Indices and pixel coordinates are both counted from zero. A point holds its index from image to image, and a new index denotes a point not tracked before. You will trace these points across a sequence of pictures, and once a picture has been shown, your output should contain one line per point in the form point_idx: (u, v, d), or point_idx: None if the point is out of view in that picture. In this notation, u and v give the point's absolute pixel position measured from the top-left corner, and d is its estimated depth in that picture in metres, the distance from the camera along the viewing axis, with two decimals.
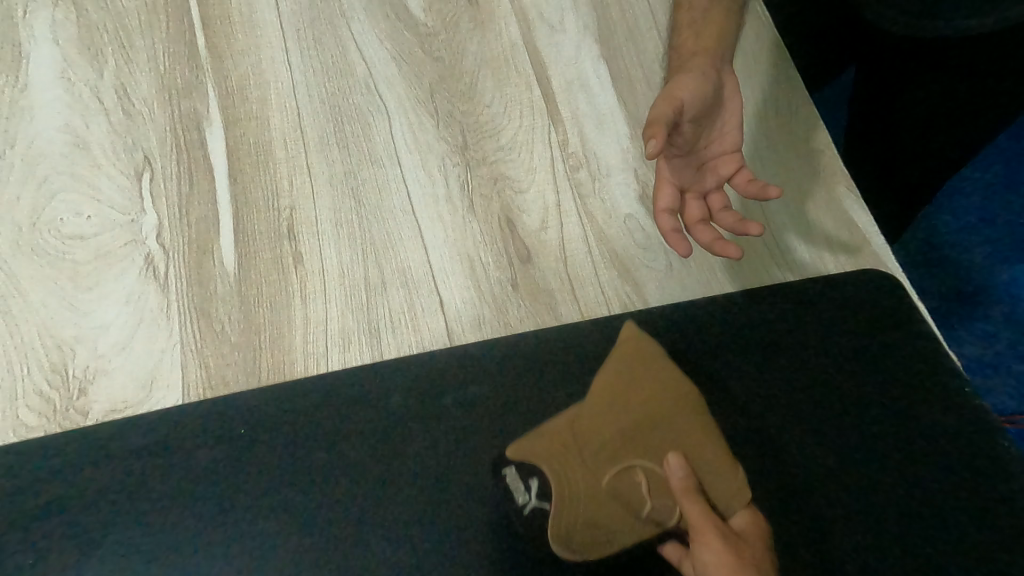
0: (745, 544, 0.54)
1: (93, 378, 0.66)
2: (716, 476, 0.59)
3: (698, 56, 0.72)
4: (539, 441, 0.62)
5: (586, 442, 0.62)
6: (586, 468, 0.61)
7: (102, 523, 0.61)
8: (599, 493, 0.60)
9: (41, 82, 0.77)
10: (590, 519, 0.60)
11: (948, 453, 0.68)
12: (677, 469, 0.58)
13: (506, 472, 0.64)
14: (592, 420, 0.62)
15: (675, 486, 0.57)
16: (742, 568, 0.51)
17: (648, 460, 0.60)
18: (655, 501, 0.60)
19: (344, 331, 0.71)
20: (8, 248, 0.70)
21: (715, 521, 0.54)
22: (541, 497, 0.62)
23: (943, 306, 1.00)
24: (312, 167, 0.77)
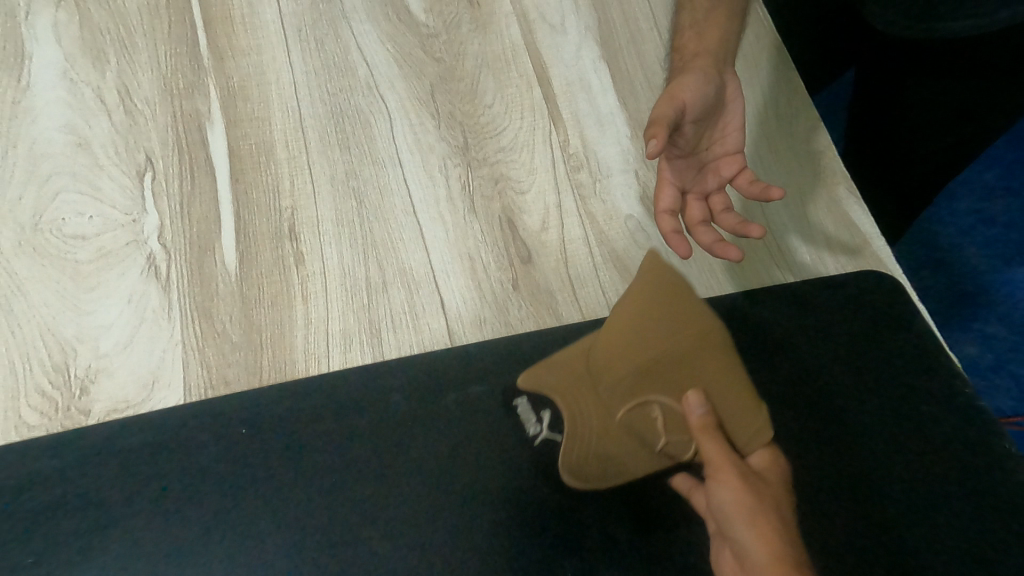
0: (764, 486, 0.54)
1: (95, 377, 0.67)
2: (737, 412, 0.56)
3: (699, 57, 0.71)
4: (556, 374, 0.64)
5: (599, 376, 0.61)
6: (599, 404, 0.61)
7: (100, 521, 0.61)
8: (613, 427, 0.61)
9: (43, 82, 0.78)
10: (602, 450, 0.61)
11: (958, 459, 0.66)
12: (695, 407, 0.54)
13: (518, 403, 0.68)
14: (606, 354, 0.60)
15: (692, 424, 0.54)
16: (757, 510, 0.52)
17: (665, 395, 0.57)
18: (670, 436, 0.58)
19: (345, 331, 0.71)
20: (11, 248, 0.71)
21: (734, 463, 0.53)
22: (552, 427, 0.67)
23: (948, 306, 0.99)
24: (313, 167, 0.77)
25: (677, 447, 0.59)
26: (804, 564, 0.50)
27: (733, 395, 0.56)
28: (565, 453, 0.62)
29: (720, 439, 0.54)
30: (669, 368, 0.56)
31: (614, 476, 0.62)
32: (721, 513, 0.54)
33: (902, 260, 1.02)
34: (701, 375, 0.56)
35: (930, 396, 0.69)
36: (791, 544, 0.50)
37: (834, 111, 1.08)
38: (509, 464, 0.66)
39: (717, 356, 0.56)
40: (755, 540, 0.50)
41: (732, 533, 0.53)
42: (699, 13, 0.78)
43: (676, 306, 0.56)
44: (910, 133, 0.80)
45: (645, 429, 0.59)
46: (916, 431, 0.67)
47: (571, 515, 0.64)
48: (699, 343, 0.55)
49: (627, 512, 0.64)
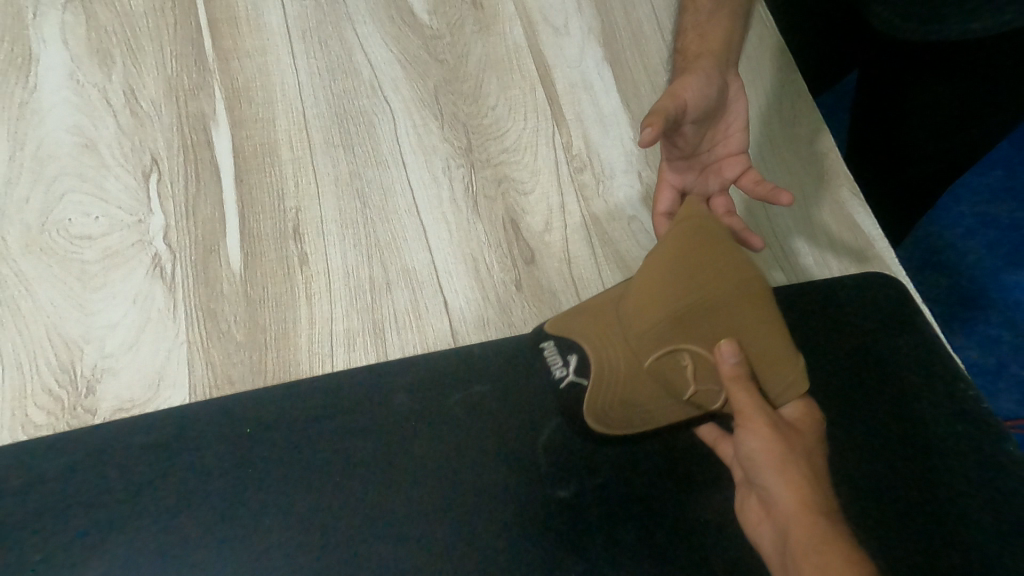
0: (796, 434, 0.52)
1: (101, 377, 0.67)
2: (773, 363, 0.53)
3: (702, 57, 0.70)
4: (579, 320, 0.61)
5: (627, 321, 0.57)
6: (624, 350, 0.57)
7: (106, 519, 0.61)
8: (637, 375, 0.57)
9: (50, 83, 0.78)
10: (625, 397, 0.58)
11: (960, 461, 0.66)
12: (729, 356, 0.51)
13: (547, 349, 0.62)
14: (635, 299, 0.56)
15: (724, 373, 0.51)
16: (785, 462, 0.50)
17: (698, 344, 0.53)
18: (698, 386, 0.55)
19: (349, 331, 0.71)
20: (18, 248, 0.71)
21: (765, 412, 0.51)
22: (580, 372, 0.59)
23: (954, 306, 0.98)
24: (318, 167, 0.78)
25: (705, 397, 0.56)
26: (832, 513, 0.49)
27: (771, 345, 0.53)
28: (587, 400, 0.58)
29: (752, 388, 0.51)
30: (706, 316, 0.52)
31: (633, 424, 0.59)
32: (748, 459, 0.53)
33: (905, 260, 1.02)
34: (740, 323, 0.52)
35: (931, 397, 0.69)
36: (821, 492, 0.50)
37: (836, 111, 1.08)
38: (511, 464, 0.66)
39: (760, 304, 0.52)
40: (783, 487, 0.50)
41: (759, 479, 0.52)
42: (703, 15, 0.76)
43: (716, 250, 0.53)
44: (913, 135, 0.80)
45: (674, 377, 0.55)
46: (917, 432, 0.67)
47: (573, 513, 0.64)
48: (741, 291, 0.51)
49: (628, 511, 0.64)
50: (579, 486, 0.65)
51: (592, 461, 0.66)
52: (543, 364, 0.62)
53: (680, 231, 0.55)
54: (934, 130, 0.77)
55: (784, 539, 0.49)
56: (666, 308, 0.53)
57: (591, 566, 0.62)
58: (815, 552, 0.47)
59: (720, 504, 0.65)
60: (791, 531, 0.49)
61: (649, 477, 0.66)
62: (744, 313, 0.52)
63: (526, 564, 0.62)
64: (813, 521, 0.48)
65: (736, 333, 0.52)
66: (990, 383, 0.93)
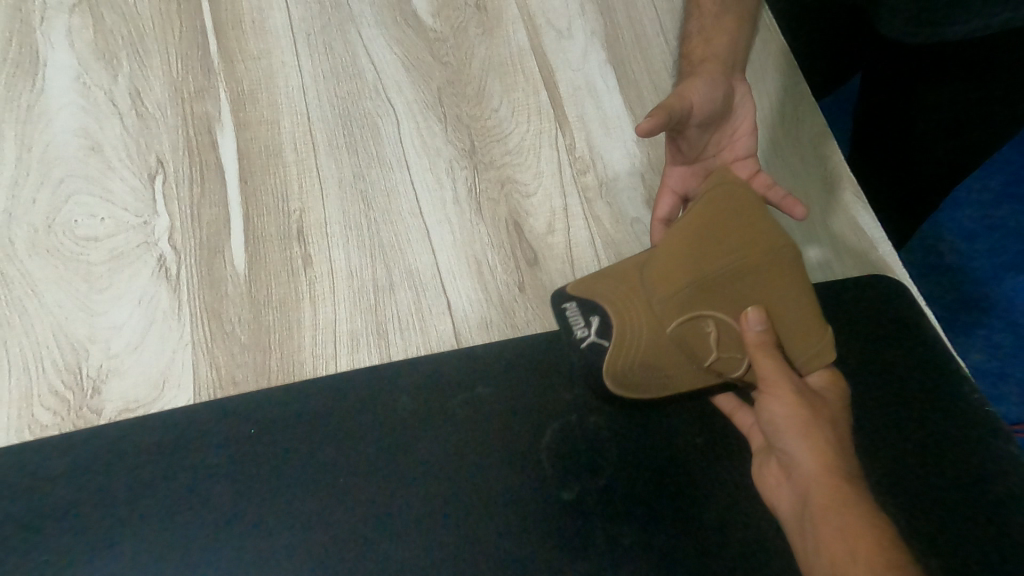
0: (822, 402, 0.54)
1: (106, 377, 0.68)
2: (797, 333, 0.57)
3: (708, 62, 0.69)
4: (606, 285, 0.66)
5: (654, 288, 0.62)
6: (651, 316, 0.62)
7: (115, 519, 0.63)
8: (664, 339, 0.61)
9: (57, 86, 0.79)
10: (649, 361, 0.63)
11: (966, 466, 0.66)
12: (755, 323, 0.54)
13: (569, 308, 0.67)
14: (665, 268, 0.61)
15: (749, 339, 0.54)
16: (812, 425, 0.51)
17: (722, 312, 0.58)
18: (722, 353, 0.59)
19: (352, 332, 0.72)
20: (24, 249, 0.72)
21: (790, 377, 0.53)
22: (600, 333, 0.64)
23: (962, 307, 0.97)
24: (322, 169, 0.78)
25: (726, 365, 0.60)
26: (858, 480, 0.50)
27: (795, 315, 0.56)
28: (608, 359, 0.64)
29: (777, 355, 0.54)
30: (732, 285, 0.56)
31: (654, 387, 0.64)
32: (771, 426, 0.54)
33: (908, 263, 1.01)
34: (766, 294, 0.56)
35: (937, 402, 0.69)
36: (847, 459, 0.50)
37: (839, 114, 1.07)
38: (513, 465, 0.66)
39: (786, 276, 0.56)
40: (808, 453, 0.50)
41: (781, 444, 0.53)
42: (707, 18, 0.74)
43: (748, 223, 0.57)
44: (918, 139, 0.80)
45: (696, 344, 0.60)
46: (922, 438, 0.67)
47: (574, 514, 0.64)
48: (769, 263, 0.56)
49: (630, 512, 0.65)
50: (581, 487, 0.65)
51: (594, 462, 0.67)
52: (565, 323, 0.67)
53: (711, 206, 0.60)
54: (937, 138, 0.78)
55: (804, 502, 0.50)
56: (695, 277, 0.58)
57: (592, 567, 0.62)
58: (838, 515, 0.47)
59: (722, 507, 0.65)
60: (813, 494, 0.49)
61: (651, 478, 0.66)
62: (771, 284, 0.56)
63: (527, 564, 0.62)
64: (838, 486, 0.49)
65: (762, 302, 0.56)
66: (995, 386, 0.92)
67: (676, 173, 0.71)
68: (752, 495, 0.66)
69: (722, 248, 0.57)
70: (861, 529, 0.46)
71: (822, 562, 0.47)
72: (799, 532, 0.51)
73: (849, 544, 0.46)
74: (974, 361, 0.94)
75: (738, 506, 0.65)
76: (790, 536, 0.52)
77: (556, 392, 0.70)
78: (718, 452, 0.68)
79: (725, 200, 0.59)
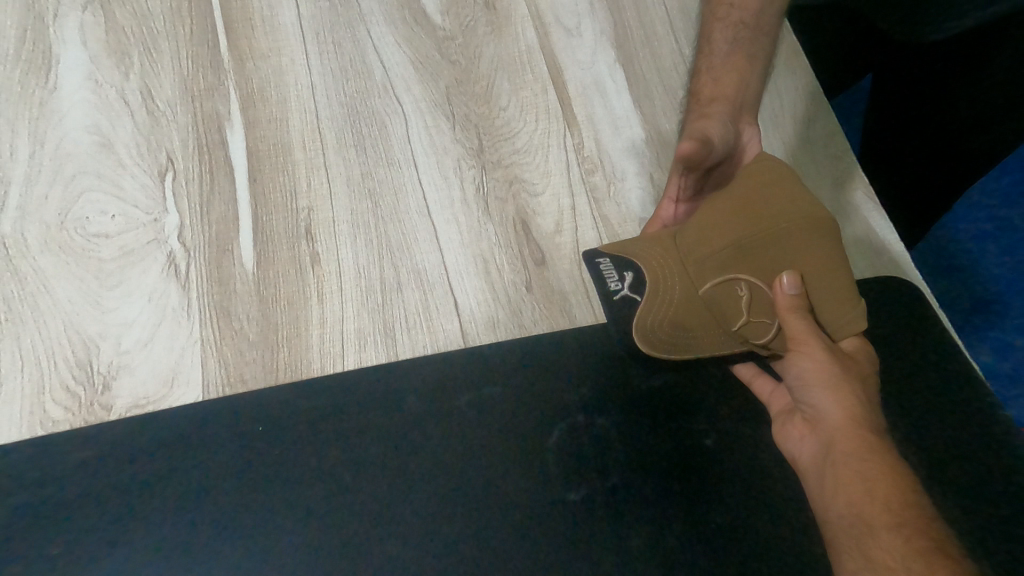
0: (851, 362, 0.55)
1: (116, 374, 0.68)
2: (832, 299, 0.56)
3: (716, 103, 0.69)
4: (642, 245, 0.67)
5: (689, 249, 0.63)
6: (685, 276, 0.63)
7: (128, 513, 0.64)
8: (695, 300, 0.62)
9: (69, 83, 0.79)
10: (680, 321, 0.63)
11: (975, 470, 0.66)
12: (788, 287, 0.55)
13: (603, 262, 0.66)
14: (701, 229, 0.62)
15: (780, 302, 0.55)
16: (840, 381, 0.53)
17: (756, 275, 0.58)
18: (752, 318, 0.59)
19: (360, 331, 0.71)
20: (37, 245, 0.72)
21: (820, 336, 0.54)
22: (634, 289, 0.64)
23: (977, 308, 0.96)
24: (330, 168, 0.78)
25: (757, 332, 0.60)
26: (882, 432, 0.52)
27: (832, 285, 0.56)
28: (639, 314, 0.63)
29: (808, 316, 0.55)
30: (769, 249, 0.56)
31: (686, 350, 0.63)
32: (798, 380, 0.56)
33: (918, 264, 1.00)
34: (806, 260, 0.56)
35: (946, 405, 0.69)
36: (870, 413, 0.53)
37: (851, 115, 1.06)
38: (519, 465, 0.67)
39: (826, 242, 0.56)
40: (834, 405, 0.53)
41: (808, 397, 0.55)
42: (718, 57, 0.73)
43: (788, 190, 0.58)
44: (935, 137, 0.78)
45: (729, 306, 0.60)
46: (930, 444, 0.67)
47: (580, 515, 0.64)
48: (804, 228, 0.55)
49: (636, 512, 0.65)
50: (587, 488, 0.65)
51: (600, 463, 0.67)
52: (596, 275, 0.66)
53: (753, 173, 0.61)
54: (949, 137, 0.76)
55: (826, 449, 0.53)
56: (733, 239, 0.59)
57: (597, 567, 0.62)
58: (860, 460, 0.50)
59: (731, 510, 0.65)
60: (836, 441, 0.52)
61: (656, 480, 0.66)
62: (811, 249, 0.56)
63: (532, 564, 0.62)
64: (861, 435, 0.51)
65: (798, 267, 0.56)
66: (1008, 390, 0.91)
67: (670, 205, 0.71)
68: (759, 498, 0.66)
69: (759, 212, 0.57)
70: (879, 474, 0.49)
71: (836, 502, 0.50)
72: (817, 478, 0.53)
73: (867, 486, 0.49)
74: (989, 363, 0.92)
75: (747, 512, 0.65)
76: (807, 482, 0.55)
77: (562, 393, 0.70)
78: (724, 457, 0.67)
79: (766, 168, 0.60)
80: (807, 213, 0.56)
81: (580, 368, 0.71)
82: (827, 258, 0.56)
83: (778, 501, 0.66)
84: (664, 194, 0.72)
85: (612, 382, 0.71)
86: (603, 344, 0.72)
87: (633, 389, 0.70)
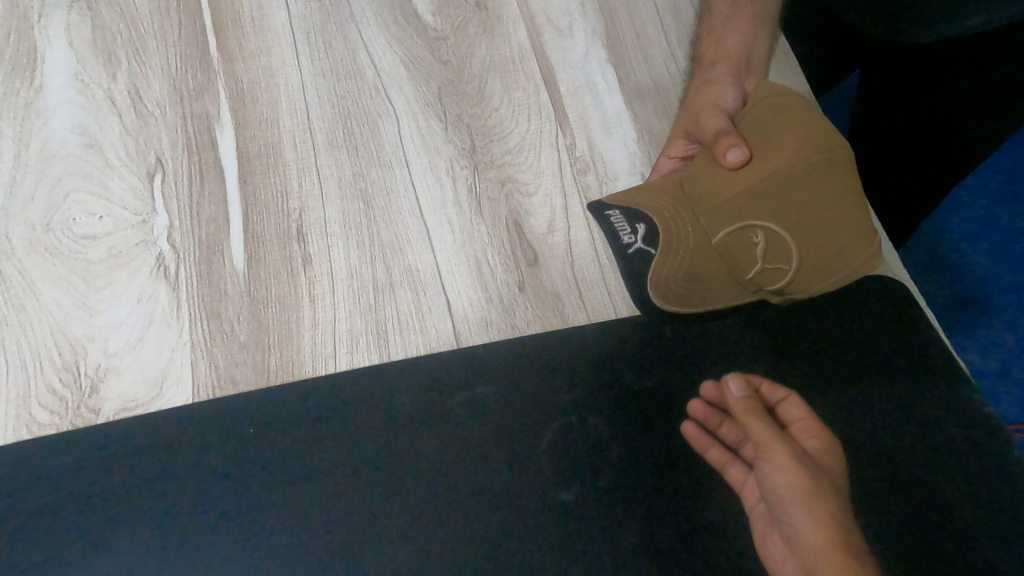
0: (820, 469, 0.54)
1: (104, 376, 0.67)
2: (848, 238, 0.63)
3: (719, 64, 0.77)
4: (650, 196, 0.70)
5: (702, 200, 0.68)
6: (698, 225, 0.67)
7: (114, 519, 0.63)
8: (710, 250, 0.67)
9: (55, 84, 0.79)
10: (693, 270, 0.67)
11: (961, 467, 0.67)
12: (736, 390, 0.61)
13: (612, 215, 0.70)
14: (710, 181, 0.68)
15: (736, 405, 0.59)
16: (812, 489, 0.52)
17: (772, 223, 0.64)
18: (766, 264, 0.65)
19: (352, 332, 0.71)
20: (23, 248, 0.71)
21: (783, 441, 0.55)
22: (648, 241, 0.68)
23: (965, 306, 0.96)
24: (321, 168, 0.78)
25: (769, 276, 0.66)
26: (860, 551, 0.50)
27: (842, 221, 0.63)
28: (654, 270, 0.67)
29: (764, 417, 0.57)
30: (780, 190, 0.64)
31: (698, 300, 0.67)
32: (773, 495, 0.55)
33: (905, 264, 1.01)
34: (817, 196, 0.63)
35: (941, 406, 0.70)
36: (847, 530, 0.51)
37: (839, 115, 1.07)
38: (513, 466, 0.67)
39: (837, 185, 0.63)
40: (810, 525, 0.51)
41: (785, 514, 0.53)
42: (720, 46, 0.78)
43: (789, 132, 0.66)
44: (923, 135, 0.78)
45: (742, 252, 0.66)
46: (911, 445, 0.68)
47: (574, 514, 0.64)
48: (817, 171, 0.64)
49: (631, 512, 0.65)
50: (582, 489, 0.65)
51: (594, 464, 0.67)
52: (608, 228, 0.69)
53: (757, 121, 0.69)
54: (948, 131, 0.75)
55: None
56: (747, 185, 0.66)
57: (592, 567, 0.62)
58: None
59: (726, 511, 0.65)
60: (819, 566, 0.50)
61: (651, 480, 0.66)
62: (821, 188, 0.63)
63: (526, 564, 0.62)
64: (843, 561, 0.49)
65: (815, 209, 0.63)
66: (998, 387, 0.91)
67: (666, 160, 0.76)
68: None
69: (766, 165, 0.65)
70: None
71: None
72: None
73: None
74: (978, 360, 0.93)
75: (740, 515, 0.65)
76: None
77: (555, 393, 0.70)
78: None
79: (766, 113, 0.69)
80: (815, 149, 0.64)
81: (572, 369, 0.71)
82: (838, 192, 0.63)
83: None
84: (662, 151, 0.77)
85: (605, 383, 0.71)
86: (597, 344, 0.72)
87: (627, 390, 0.70)
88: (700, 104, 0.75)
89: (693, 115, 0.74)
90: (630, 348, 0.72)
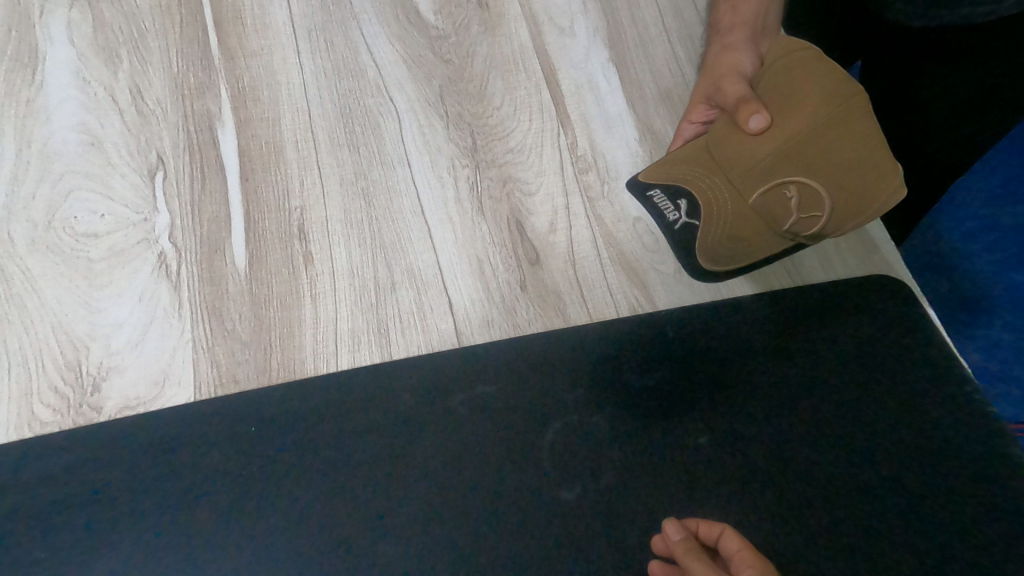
0: None
1: (106, 375, 0.67)
2: (875, 174, 0.61)
3: (736, 30, 0.76)
4: (682, 168, 0.71)
5: (730, 163, 0.68)
6: (731, 189, 0.68)
7: (116, 518, 0.63)
8: (746, 210, 0.68)
9: (56, 82, 0.78)
10: (735, 232, 0.68)
11: (960, 467, 0.67)
12: (673, 533, 0.55)
13: (655, 195, 0.73)
14: (734, 145, 0.68)
15: (675, 548, 0.53)
16: None
17: (800, 174, 0.64)
18: (799, 215, 0.65)
19: (354, 331, 0.71)
20: (25, 247, 0.71)
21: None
22: (691, 215, 0.70)
23: (967, 306, 0.96)
24: (323, 167, 0.78)
25: (805, 225, 0.65)
26: None
27: (867, 163, 0.62)
28: (699, 237, 0.69)
29: (702, 557, 0.51)
30: (805, 144, 0.64)
31: (743, 259, 0.69)
32: None
33: (905, 264, 1.01)
34: (842, 145, 0.62)
35: (940, 408, 0.70)
36: None
37: None
38: (515, 466, 0.67)
39: (857, 129, 0.62)
40: None
41: None
42: (734, 17, 0.77)
43: (806, 83, 0.65)
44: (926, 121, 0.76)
45: (776, 208, 0.66)
46: (912, 445, 0.68)
47: (575, 514, 0.64)
48: (833, 119, 0.63)
49: (630, 511, 0.65)
50: (583, 487, 0.66)
51: (594, 464, 0.67)
52: (653, 209, 0.73)
53: (774, 79, 0.68)
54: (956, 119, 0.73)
55: None
56: (773, 145, 0.65)
57: (593, 565, 0.63)
58: None
59: (726, 509, 0.65)
60: None
61: (652, 479, 0.66)
62: (841, 134, 0.62)
63: (527, 563, 0.62)
64: None
65: (838, 156, 0.62)
66: (998, 387, 0.91)
67: (688, 126, 0.77)
68: (753, 495, 0.66)
69: (782, 121, 0.65)
70: None
71: None
72: None
73: None
74: (979, 360, 0.93)
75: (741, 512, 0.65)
76: None
77: (557, 393, 0.70)
78: (718, 457, 0.67)
79: (784, 68, 0.68)
80: (838, 98, 0.63)
81: (573, 369, 0.71)
82: (864, 132, 0.62)
83: (771, 494, 0.66)
84: (683, 118, 0.78)
85: (606, 382, 0.71)
86: (599, 344, 0.72)
87: (628, 390, 0.71)
88: (720, 68, 0.73)
89: (712, 80, 0.74)
90: (631, 346, 0.72)
